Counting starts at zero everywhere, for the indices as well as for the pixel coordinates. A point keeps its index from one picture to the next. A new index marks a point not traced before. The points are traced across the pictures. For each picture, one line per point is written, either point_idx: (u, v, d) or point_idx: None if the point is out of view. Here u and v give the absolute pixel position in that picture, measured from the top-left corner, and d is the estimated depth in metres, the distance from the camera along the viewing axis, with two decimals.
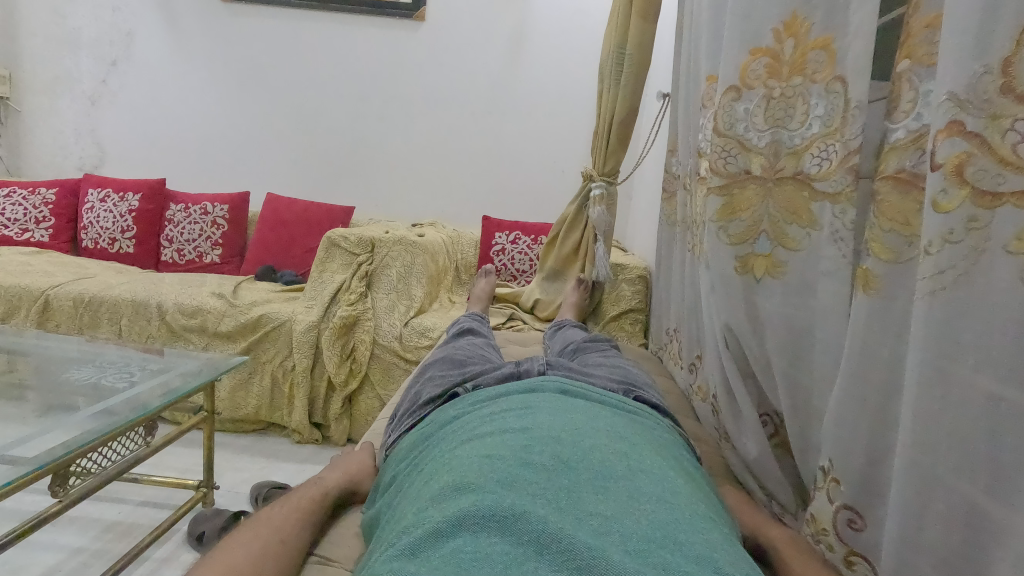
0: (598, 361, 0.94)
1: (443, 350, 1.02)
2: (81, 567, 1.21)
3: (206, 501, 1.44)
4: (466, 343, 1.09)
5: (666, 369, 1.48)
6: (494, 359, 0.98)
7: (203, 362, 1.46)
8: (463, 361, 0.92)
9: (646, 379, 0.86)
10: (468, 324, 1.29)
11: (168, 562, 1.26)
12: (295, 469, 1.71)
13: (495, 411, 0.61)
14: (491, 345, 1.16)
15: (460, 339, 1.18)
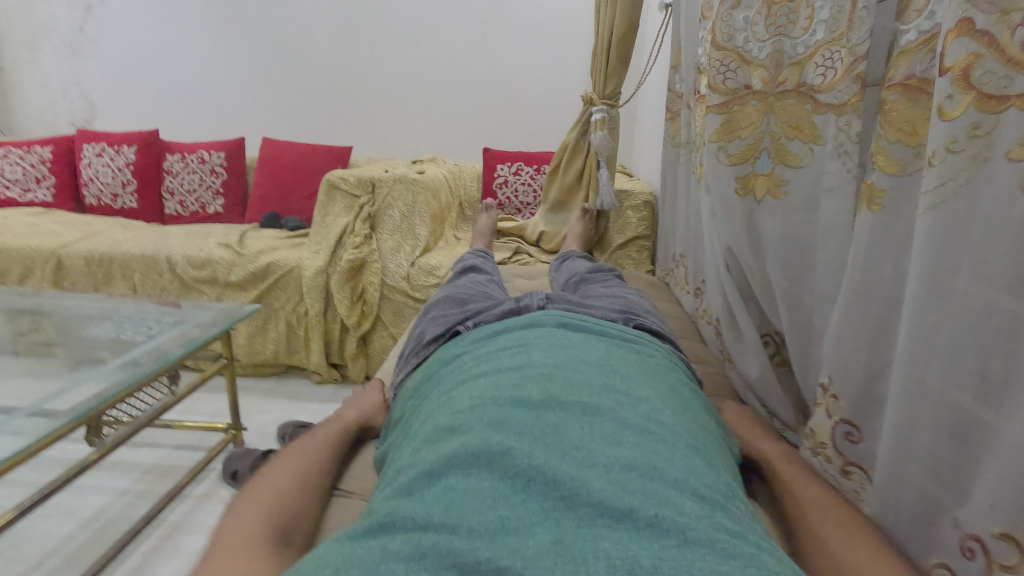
0: (599, 292, 0.94)
1: (446, 289, 1.03)
2: (127, 507, 1.30)
3: (237, 441, 1.53)
4: (469, 281, 1.09)
5: (673, 294, 1.48)
6: (496, 296, 0.98)
7: (216, 312, 1.49)
8: (464, 299, 0.92)
9: (647, 306, 0.86)
10: (471, 262, 1.28)
11: (207, 498, 1.35)
12: (318, 408, 1.78)
13: (490, 349, 0.62)
14: (494, 281, 1.16)
15: (463, 278, 1.19)
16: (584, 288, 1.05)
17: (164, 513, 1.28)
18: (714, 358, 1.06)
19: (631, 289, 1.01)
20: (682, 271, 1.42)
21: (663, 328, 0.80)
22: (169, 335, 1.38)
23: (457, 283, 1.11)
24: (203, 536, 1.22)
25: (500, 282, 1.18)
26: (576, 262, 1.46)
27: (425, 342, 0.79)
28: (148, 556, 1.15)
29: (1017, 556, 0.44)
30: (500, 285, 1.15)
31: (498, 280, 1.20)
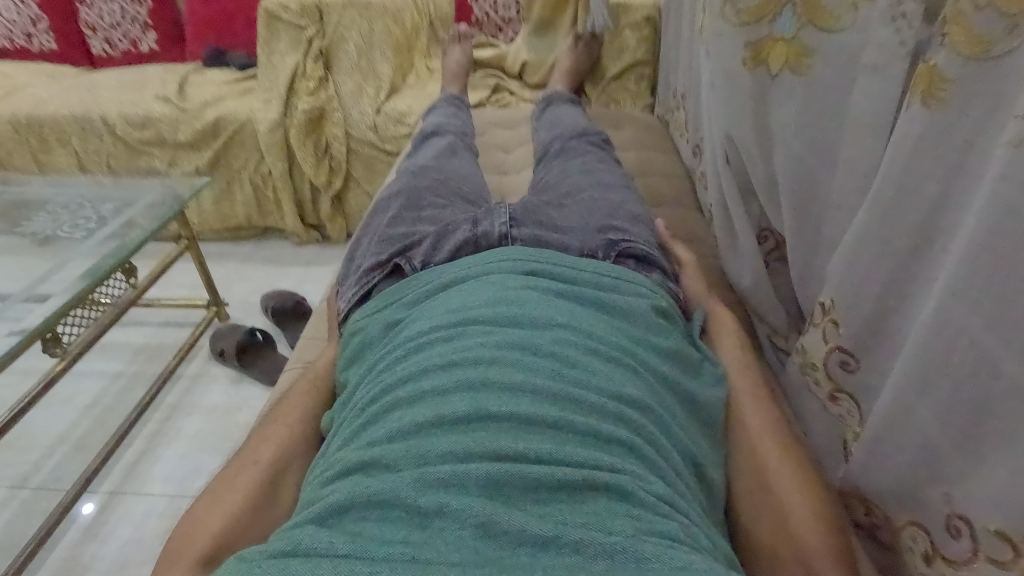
0: (573, 186, 0.82)
1: (399, 177, 0.88)
2: (124, 391, 1.34)
3: (221, 316, 1.52)
4: (429, 159, 0.93)
5: (671, 143, 1.30)
6: (458, 187, 0.85)
7: (162, 187, 1.33)
8: (417, 199, 0.80)
9: (624, 213, 0.77)
10: (437, 125, 1.09)
11: (201, 376, 1.37)
12: (301, 274, 1.74)
13: (430, 324, 0.59)
14: (461, 152, 1.00)
15: (426, 148, 1.01)
16: (562, 167, 0.90)
17: (161, 396, 1.31)
18: (706, 239, 0.95)
19: (617, 171, 0.87)
20: (682, 116, 1.23)
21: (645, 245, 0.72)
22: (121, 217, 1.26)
23: (416, 161, 0.95)
24: (201, 417, 1.27)
25: (471, 154, 1.02)
26: (561, 110, 1.26)
27: (369, 272, 0.71)
28: (152, 440, 1.21)
29: (1010, 554, 0.40)
30: (469, 159, 0.99)
31: (469, 149, 1.04)
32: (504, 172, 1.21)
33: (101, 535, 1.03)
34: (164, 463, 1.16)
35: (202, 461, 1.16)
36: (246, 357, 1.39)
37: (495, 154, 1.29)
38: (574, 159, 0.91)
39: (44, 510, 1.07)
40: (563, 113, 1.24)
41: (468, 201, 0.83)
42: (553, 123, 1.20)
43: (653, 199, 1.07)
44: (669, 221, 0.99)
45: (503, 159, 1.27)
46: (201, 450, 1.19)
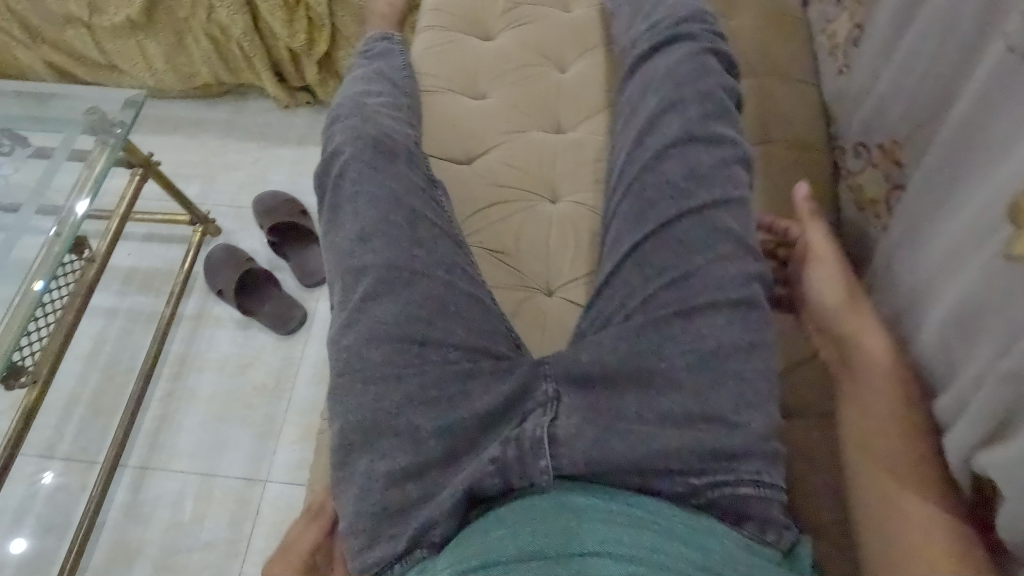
0: (659, 349, 0.57)
1: (353, 341, 0.60)
2: (126, 333, 1.22)
3: (210, 232, 1.30)
4: (384, 269, 0.62)
5: (811, 59, 0.86)
6: (446, 356, 0.59)
7: (84, 116, 0.98)
8: (402, 418, 0.56)
9: (718, 435, 0.53)
10: (342, 142, 0.72)
11: (203, 319, 1.23)
12: (294, 160, 1.41)
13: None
14: (413, 210, 0.66)
15: (353, 214, 0.67)
16: (640, 269, 0.61)
17: (167, 346, 1.20)
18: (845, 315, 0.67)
19: (738, 280, 0.58)
20: (846, 30, 0.77)
21: (746, 491, 0.53)
22: (55, 175, 0.97)
23: (365, 273, 0.63)
24: (212, 374, 1.18)
25: (430, 194, 0.69)
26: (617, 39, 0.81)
27: (380, 564, 0.53)
28: (168, 404, 1.15)
29: None
30: (428, 218, 0.66)
31: (425, 178, 0.70)
32: (558, 123, 0.83)
33: (143, 518, 1.06)
34: (187, 434, 1.12)
35: (223, 433, 1.12)
36: (247, 299, 1.21)
37: (545, 69, 0.86)
38: (673, 235, 0.61)
39: (81, 486, 1.08)
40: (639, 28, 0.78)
41: (470, 379, 0.58)
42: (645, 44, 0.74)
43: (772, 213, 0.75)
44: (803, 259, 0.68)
45: (556, 82, 0.85)
46: (221, 418, 1.13)
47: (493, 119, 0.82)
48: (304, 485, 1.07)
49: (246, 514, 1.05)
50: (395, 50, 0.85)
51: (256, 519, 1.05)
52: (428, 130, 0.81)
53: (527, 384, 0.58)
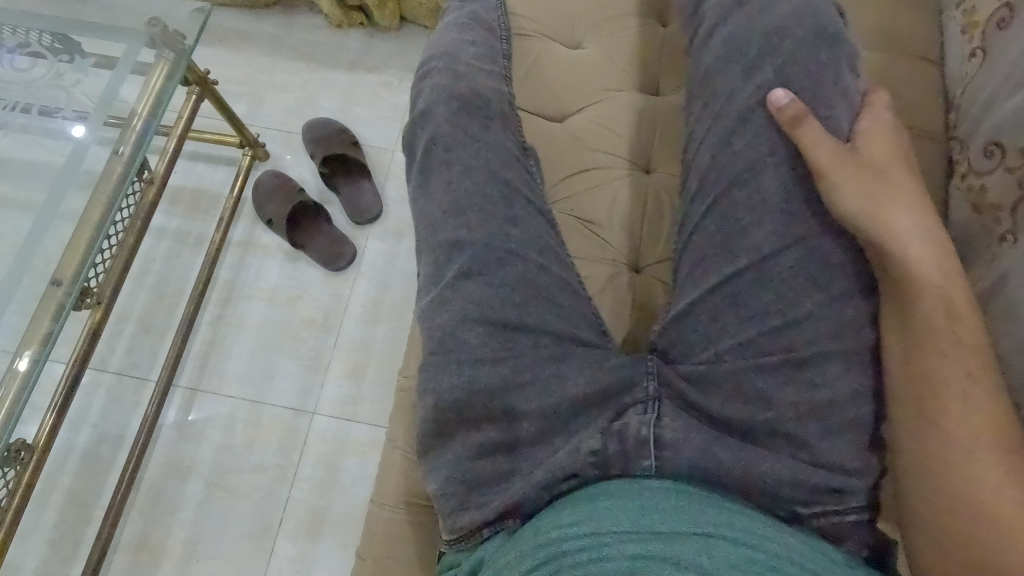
0: (764, 390, 0.57)
1: (451, 317, 0.59)
2: (175, 253, 1.22)
3: (259, 156, 1.26)
4: (481, 245, 0.60)
5: (938, 35, 0.79)
6: (536, 343, 0.58)
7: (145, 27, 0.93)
8: (496, 402, 0.56)
9: (836, 456, 0.55)
10: (431, 102, 0.67)
11: (251, 247, 1.22)
12: (345, 86, 1.35)
13: (571, 540, 0.48)
14: (508, 183, 0.64)
15: (449, 180, 0.64)
16: (764, 268, 0.59)
17: (216, 271, 1.20)
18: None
19: (845, 328, 0.58)
20: (992, 10, 0.70)
21: (852, 517, 0.54)
22: (117, 89, 0.94)
23: (462, 249, 0.61)
24: (261, 304, 1.18)
25: (523, 164, 0.67)
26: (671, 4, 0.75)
27: (470, 528, 0.55)
28: (217, 329, 1.16)
29: None
30: (524, 193, 0.64)
31: (519, 146, 0.67)
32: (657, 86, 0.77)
33: (195, 436, 1.09)
34: (236, 360, 1.14)
35: (272, 363, 1.14)
36: (298, 231, 1.19)
37: (648, 21, 0.80)
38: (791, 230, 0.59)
39: (134, 401, 1.11)
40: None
41: (563, 365, 0.58)
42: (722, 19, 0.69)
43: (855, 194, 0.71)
44: (912, 259, 0.57)
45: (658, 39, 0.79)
46: (271, 348, 1.15)
47: (587, 73, 0.77)
48: (353, 421, 1.10)
49: (294, 443, 1.08)
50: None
51: (303, 448, 1.08)
52: (520, 80, 0.76)
53: (626, 380, 0.58)
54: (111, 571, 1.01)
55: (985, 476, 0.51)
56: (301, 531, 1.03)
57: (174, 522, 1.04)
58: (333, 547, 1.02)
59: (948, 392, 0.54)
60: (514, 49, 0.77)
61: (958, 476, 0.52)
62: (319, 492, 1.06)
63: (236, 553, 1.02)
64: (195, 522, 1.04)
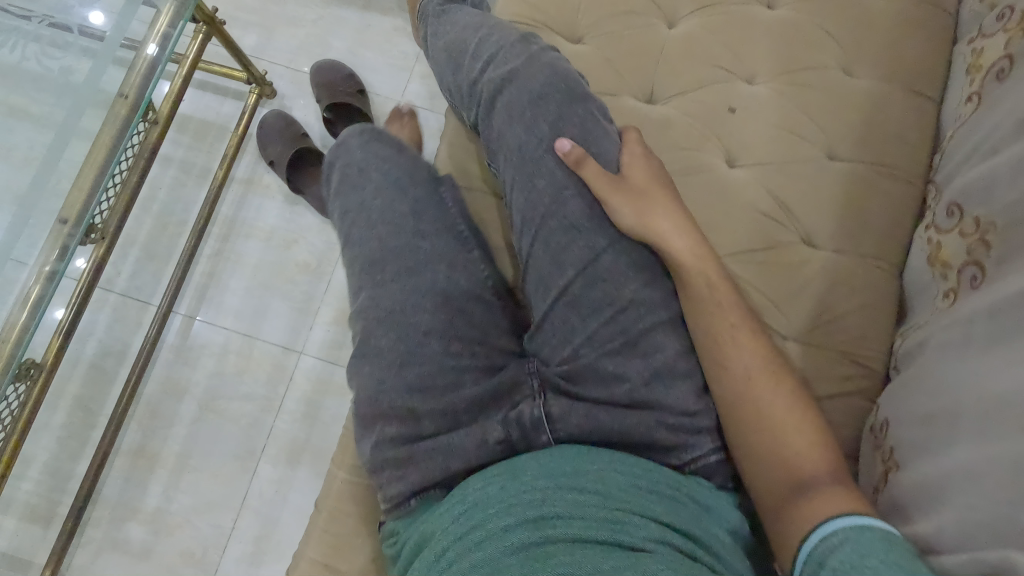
0: (615, 369, 0.64)
1: (364, 322, 0.67)
2: (179, 184, 1.25)
3: (265, 93, 1.26)
4: (383, 252, 0.69)
5: (945, 69, 0.78)
6: (445, 347, 0.65)
7: None
8: (402, 401, 0.64)
9: (679, 400, 0.64)
10: (350, 136, 0.77)
11: (253, 185, 1.25)
12: (357, 26, 1.33)
13: (482, 488, 0.59)
14: (417, 202, 0.71)
15: (359, 202, 0.72)
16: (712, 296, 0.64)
17: (218, 207, 1.24)
18: (892, 349, 0.70)
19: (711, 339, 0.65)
20: (996, 56, 0.69)
21: (714, 457, 0.64)
22: (128, 27, 0.96)
23: (383, 265, 0.68)
24: (258, 242, 1.23)
25: (432, 189, 0.73)
26: (462, 43, 0.76)
27: (399, 498, 0.63)
28: (216, 262, 1.22)
29: None
30: (430, 211, 0.71)
31: (428, 177, 0.74)
32: (652, 92, 0.78)
33: (191, 360, 1.17)
34: (232, 295, 1.20)
35: (266, 301, 1.20)
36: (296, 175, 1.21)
37: (653, 22, 0.79)
38: None
39: (136, 322, 1.19)
40: (478, 40, 0.75)
41: (462, 371, 0.65)
42: (503, 65, 0.71)
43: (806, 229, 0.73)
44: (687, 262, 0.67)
45: (661, 42, 0.78)
46: (266, 286, 1.21)
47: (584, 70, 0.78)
48: (336, 363, 1.18)
49: (281, 377, 1.17)
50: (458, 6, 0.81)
51: (289, 383, 1.17)
52: None
53: (516, 384, 0.67)
54: (113, 471, 1.13)
55: (770, 383, 0.63)
56: (282, 457, 1.14)
57: (169, 436, 1.15)
58: (309, 474, 1.13)
59: (727, 335, 0.64)
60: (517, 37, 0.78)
61: (749, 388, 0.62)
62: (301, 424, 1.15)
63: (223, 468, 1.13)
64: (188, 438, 1.14)
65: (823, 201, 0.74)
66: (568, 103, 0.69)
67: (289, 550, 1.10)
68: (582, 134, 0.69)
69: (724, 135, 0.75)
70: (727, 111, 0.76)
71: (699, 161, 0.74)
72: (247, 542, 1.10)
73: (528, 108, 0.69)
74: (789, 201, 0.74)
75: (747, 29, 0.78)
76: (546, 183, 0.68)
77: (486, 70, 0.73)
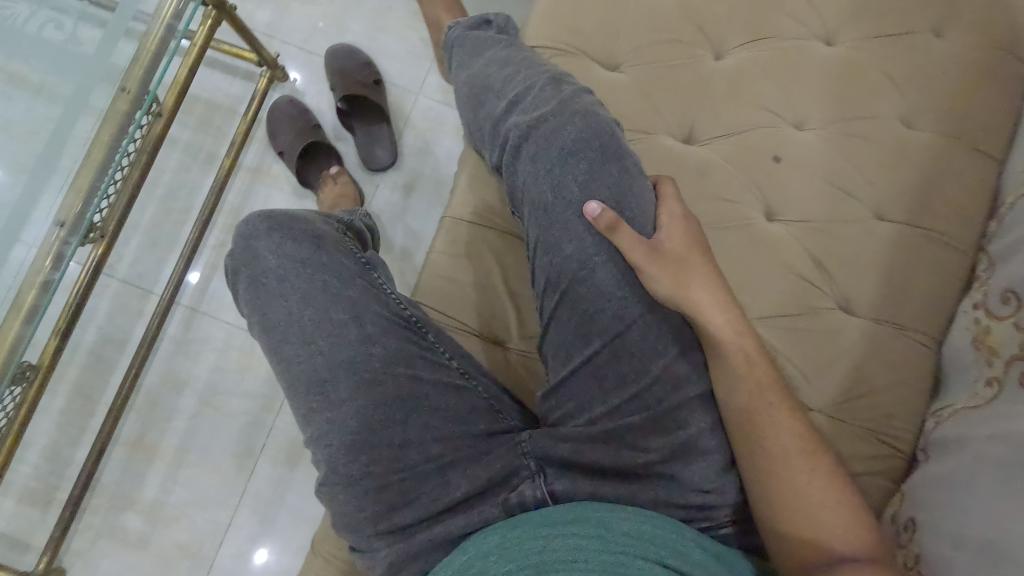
0: (632, 442, 0.62)
1: (331, 450, 0.63)
2: (184, 168, 1.20)
3: (277, 77, 1.20)
4: (331, 368, 0.65)
5: (1012, 127, 0.72)
6: (427, 455, 0.64)
7: None
8: (387, 519, 0.63)
9: (697, 479, 0.62)
10: (253, 240, 0.69)
11: (261, 174, 1.20)
12: (378, 8, 1.25)
13: (491, 537, 0.59)
14: (354, 303, 0.67)
15: (288, 317, 0.66)
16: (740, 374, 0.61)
17: (223, 196, 1.19)
18: (923, 428, 0.67)
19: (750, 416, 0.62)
20: None
21: (723, 531, 0.63)
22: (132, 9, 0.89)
23: (336, 383, 0.64)
24: None
25: (366, 280, 0.69)
26: (486, 76, 0.71)
27: None
28: (220, 255, 1.18)
29: None
30: (373, 309, 0.67)
31: (357, 264, 0.70)
32: (691, 131, 0.73)
33: (192, 354, 1.15)
34: None
35: None
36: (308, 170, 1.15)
37: (700, 53, 0.73)
38: None
39: (137, 311, 1.17)
40: (505, 79, 0.70)
41: (447, 471, 0.64)
42: (531, 109, 0.67)
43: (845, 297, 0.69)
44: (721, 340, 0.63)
45: (708, 77, 0.72)
46: None
47: (620, 102, 0.72)
48: None
49: None
50: (485, 32, 0.75)
51: None
52: None
53: (511, 469, 0.64)
54: (111, 461, 1.13)
55: (807, 468, 0.60)
56: (281, 457, 1.13)
57: (168, 428, 1.13)
58: (308, 476, 1.13)
59: (763, 416, 0.61)
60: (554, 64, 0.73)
61: (788, 469, 0.59)
62: (301, 426, 1.14)
63: (221, 465, 1.13)
64: (187, 432, 1.13)
65: (865, 265, 0.69)
66: (600, 161, 0.64)
67: (285, 550, 1.10)
68: (615, 197, 0.64)
69: (766, 186, 0.70)
70: (771, 160, 0.70)
71: (736, 213, 0.69)
72: (244, 540, 1.11)
73: (558, 163, 0.64)
74: (829, 264, 0.69)
75: (802, 68, 0.72)
76: (575, 248, 0.64)
77: (513, 112, 0.68)
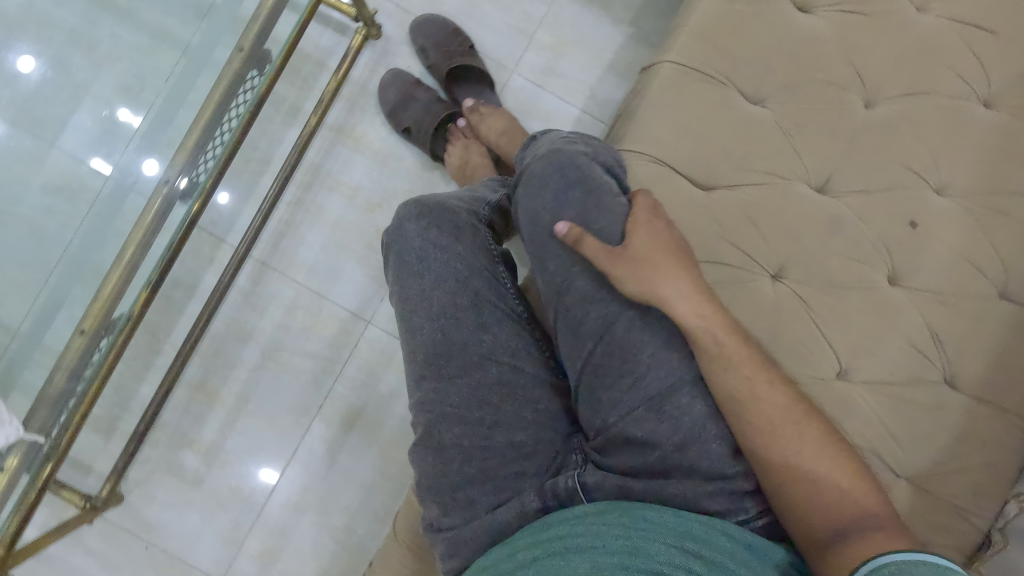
0: (641, 437, 0.60)
1: (430, 416, 0.68)
2: (265, 120, 1.17)
3: (370, 36, 1.15)
4: (455, 344, 0.69)
5: None
6: (512, 441, 0.65)
7: None
8: (462, 493, 0.65)
9: (716, 463, 0.58)
10: (403, 219, 0.74)
11: (343, 135, 1.18)
12: None
13: (521, 541, 0.57)
14: (478, 292, 0.71)
15: (420, 293, 0.71)
16: None
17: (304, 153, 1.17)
18: (1003, 508, 0.68)
19: None
20: None
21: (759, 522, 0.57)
22: None
23: (450, 357, 0.68)
24: (341, 199, 1.17)
25: (491, 272, 0.73)
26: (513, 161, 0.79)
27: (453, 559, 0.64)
28: (295, 213, 1.17)
29: None
30: (492, 302, 0.71)
31: (489, 257, 0.74)
32: (827, 180, 0.70)
33: (259, 307, 1.16)
34: (308, 249, 1.17)
35: (340, 263, 1.17)
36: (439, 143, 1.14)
37: (850, 100, 0.70)
38: None
39: (209, 257, 1.17)
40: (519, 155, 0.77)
41: (527, 459, 0.65)
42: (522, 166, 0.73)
43: (956, 372, 0.68)
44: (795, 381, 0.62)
45: (855, 126, 0.70)
46: (342, 248, 1.17)
47: (759, 139, 0.70)
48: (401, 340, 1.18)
49: (346, 343, 1.17)
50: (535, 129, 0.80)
51: (353, 350, 1.17)
52: (702, 124, 0.71)
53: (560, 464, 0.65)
54: (174, 400, 1.16)
55: (797, 432, 0.57)
56: (337, 419, 1.16)
57: (230, 377, 1.16)
58: (360, 441, 1.16)
59: (743, 398, 0.59)
60: (699, 87, 0.71)
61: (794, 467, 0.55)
62: (359, 392, 1.17)
63: (279, 419, 1.16)
64: (247, 382, 1.16)
65: (979, 343, 0.68)
66: (563, 188, 0.66)
67: (333, 505, 1.15)
68: (579, 214, 0.65)
69: (896, 250, 0.69)
70: (907, 225, 0.69)
71: (858, 273, 0.69)
72: (292, 490, 1.15)
73: (535, 190, 0.68)
74: (945, 338, 0.68)
75: (955, 133, 0.69)
76: (556, 265, 0.66)
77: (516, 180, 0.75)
